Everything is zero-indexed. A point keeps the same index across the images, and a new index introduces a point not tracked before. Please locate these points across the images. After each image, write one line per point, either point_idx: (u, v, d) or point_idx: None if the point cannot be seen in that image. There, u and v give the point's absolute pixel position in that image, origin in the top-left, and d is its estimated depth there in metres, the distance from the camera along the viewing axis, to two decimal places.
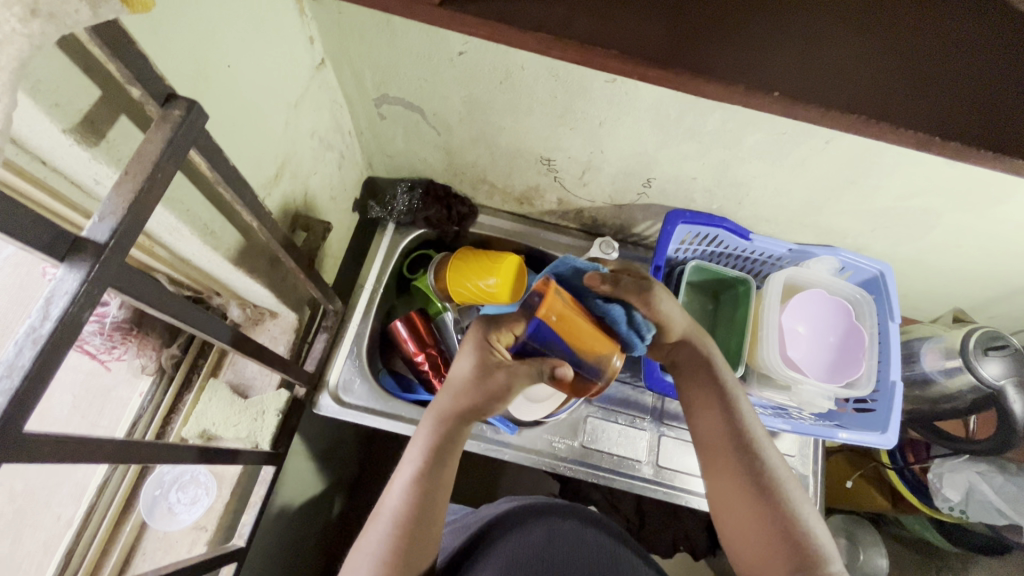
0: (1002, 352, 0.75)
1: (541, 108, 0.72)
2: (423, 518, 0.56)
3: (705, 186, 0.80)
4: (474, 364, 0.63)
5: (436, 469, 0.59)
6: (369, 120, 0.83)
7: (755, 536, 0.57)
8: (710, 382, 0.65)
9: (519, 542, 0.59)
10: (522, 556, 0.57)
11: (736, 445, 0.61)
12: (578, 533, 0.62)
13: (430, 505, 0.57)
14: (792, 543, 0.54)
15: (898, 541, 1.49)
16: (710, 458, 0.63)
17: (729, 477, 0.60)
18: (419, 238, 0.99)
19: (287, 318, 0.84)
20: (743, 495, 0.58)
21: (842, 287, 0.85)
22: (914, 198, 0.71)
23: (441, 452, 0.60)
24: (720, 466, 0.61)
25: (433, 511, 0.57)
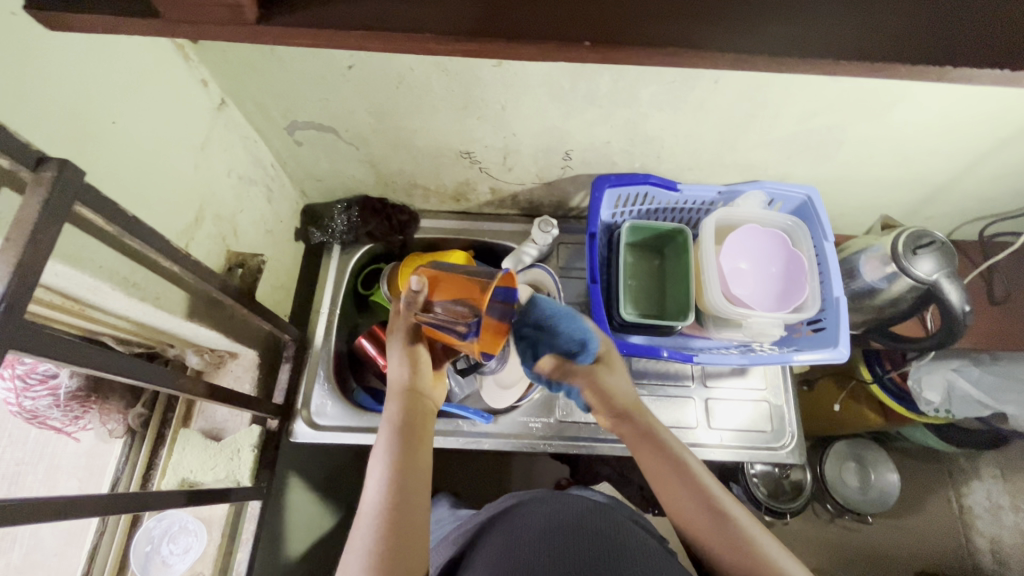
0: (931, 248, 0.78)
1: (443, 104, 0.74)
2: (405, 513, 0.54)
3: (621, 147, 0.82)
4: (405, 373, 0.66)
5: (409, 465, 0.58)
6: (288, 148, 0.85)
7: (703, 525, 0.57)
8: (655, 433, 0.64)
9: (522, 525, 0.62)
10: (513, 539, 0.60)
11: (660, 460, 0.62)
12: (567, 513, 0.64)
13: (410, 500, 0.55)
14: (723, 514, 0.57)
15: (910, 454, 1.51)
16: (657, 487, 0.62)
17: (676, 506, 0.60)
18: (367, 253, 1.02)
19: (249, 355, 0.85)
20: (690, 511, 0.58)
21: (774, 218, 0.88)
22: (814, 117, 0.73)
23: (408, 445, 0.60)
24: (663, 491, 0.61)
25: (413, 508, 0.55)
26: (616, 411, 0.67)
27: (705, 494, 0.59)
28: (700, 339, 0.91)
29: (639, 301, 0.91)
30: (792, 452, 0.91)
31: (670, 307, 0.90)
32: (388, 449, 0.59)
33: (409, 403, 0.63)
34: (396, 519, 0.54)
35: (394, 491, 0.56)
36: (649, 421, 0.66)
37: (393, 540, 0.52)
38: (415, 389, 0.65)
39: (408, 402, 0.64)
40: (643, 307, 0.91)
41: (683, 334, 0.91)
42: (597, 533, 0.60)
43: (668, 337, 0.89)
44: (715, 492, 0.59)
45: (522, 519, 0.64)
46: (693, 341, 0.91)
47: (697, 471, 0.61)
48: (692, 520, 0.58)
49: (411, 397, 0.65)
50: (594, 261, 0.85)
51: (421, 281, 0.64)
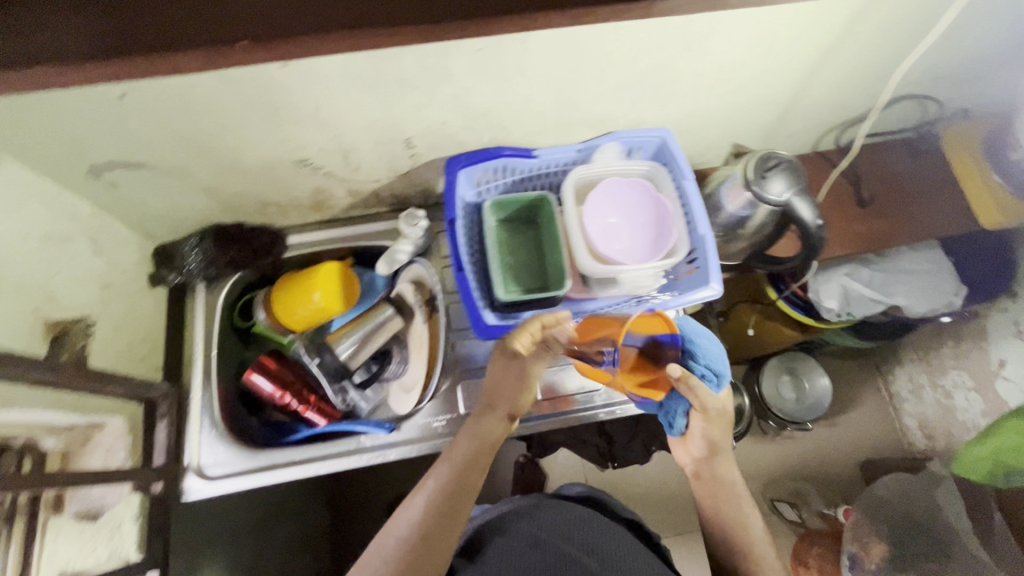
0: (778, 168, 0.78)
1: (250, 116, 0.68)
2: (446, 511, 0.67)
3: (462, 125, 0.78)
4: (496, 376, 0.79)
5: (464, 475, 0.70)
6: (105, 192, 0.77)
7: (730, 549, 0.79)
8: (721, 493, 0.81)
9: (549, 521, 0.76)
10: (543, 533, 0.74)
11: (725, 501, 0.80)
12: (552, 532, 0.74)
13: (454, 502, 0.68)
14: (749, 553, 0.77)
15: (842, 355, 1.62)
16: (707, 503, 0.82)
17: (725, 511, 0.80)
18: (238, 283, 0.96)
19: (118, 422, 0.77)
20: (731, 523, 0.79)
21: (635, 166, 0.87)
22: (639, 60, 0.71)
23: (471, 459, 0.72)
24: (715, 501, 0.81)
25: (453, 508, 0.67)
26: (697, 456, 0.83)
27: (745, 540, 0.78)
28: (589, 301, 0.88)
29: (520, 276, 0.89)
30: None
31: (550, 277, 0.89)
32: (454, 459, 0.72)
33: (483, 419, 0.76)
34: (439, 515, 0.66)
35: (442, 492, 0.69)
36: (729, 475, 0.81)
37: (428, 532, 0.65)
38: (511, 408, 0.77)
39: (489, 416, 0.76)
40: (525, 281, 0.89)
41: (571, 300, 0.90)
42: (572, 554, 0.70)
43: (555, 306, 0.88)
44: (749, 531, 0.78)
45: (548, 515, 0.77)
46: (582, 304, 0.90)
47: (743, 513, 0.79)
48: (719, 512, 0.81)
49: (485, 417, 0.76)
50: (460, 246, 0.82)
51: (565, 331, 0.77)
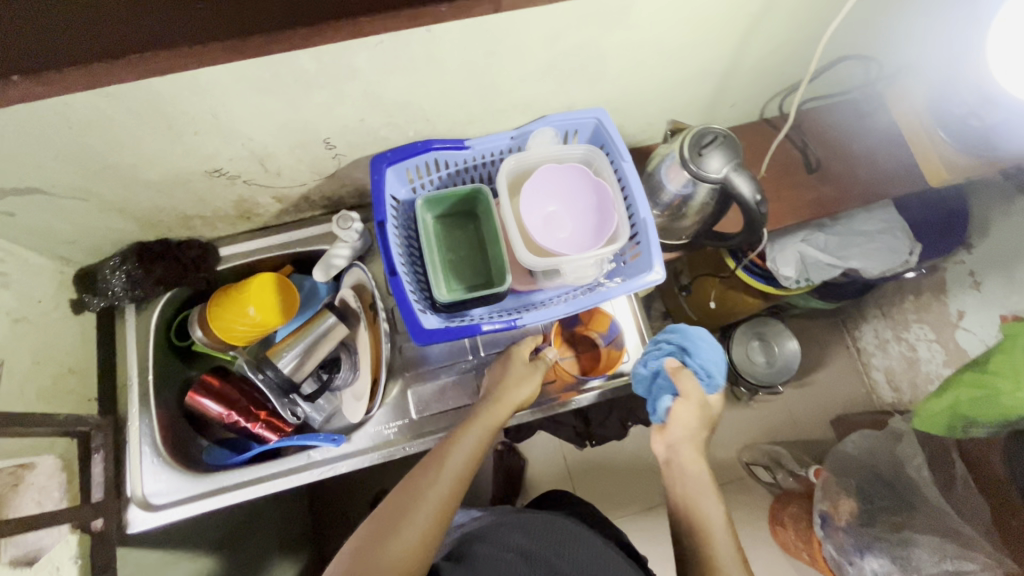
0: (714, 144, 0.76)
1: (143, 130, 0.63)
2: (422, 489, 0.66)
3: (381, 121, 0.74)
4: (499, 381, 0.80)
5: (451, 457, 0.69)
6: (2, 222, 0.72)
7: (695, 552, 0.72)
8: (695, 490, 0.76)
9: (533, 536, 0.77)
10: (524, 545, 0.75)
11: (699, 497, 0.75)
12: (539, 542, 0.76)
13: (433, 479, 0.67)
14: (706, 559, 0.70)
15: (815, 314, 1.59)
16: (686, 501, 0.76)
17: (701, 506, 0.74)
18: (173, 300, 0.92)
19: (49, 460, 0.74)
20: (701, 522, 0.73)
21: (572, 151, 0.84)
22: (558, 40, 0.67)
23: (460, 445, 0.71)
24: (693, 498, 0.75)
25: (431, 487, 0.66)
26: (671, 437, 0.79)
27: (712, 542, 0.71)
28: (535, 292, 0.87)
29: (462, 274, 0.86)
30: None
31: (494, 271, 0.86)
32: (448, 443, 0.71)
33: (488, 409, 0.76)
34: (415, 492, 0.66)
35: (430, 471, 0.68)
36: (692, 473, 0.77)
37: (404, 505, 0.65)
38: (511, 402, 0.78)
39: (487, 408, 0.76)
40: (469, 278, 0.86)
41: (517, 293, 0.87)
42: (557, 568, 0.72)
43: (499, 302, 0.85)
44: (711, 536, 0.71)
45: (531, 527, 0.79)
46: (529, 297, 0.88)
47: (710, 520, 0.73)
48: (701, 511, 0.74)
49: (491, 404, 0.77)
50: (395, 250, 0.79)
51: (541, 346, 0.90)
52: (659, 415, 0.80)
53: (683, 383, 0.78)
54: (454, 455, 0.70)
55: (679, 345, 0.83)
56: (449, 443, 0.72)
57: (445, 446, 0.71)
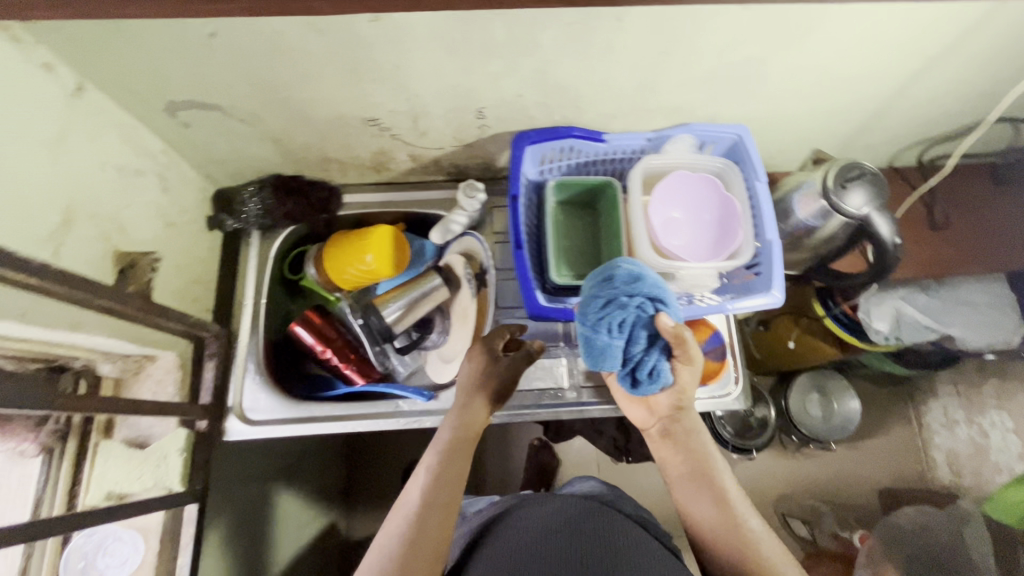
0: (861, 179, 0.74)
1: (329, 69, 0.67)
2: (436, 492, 0.62)
3: (535, 100, 0.76)
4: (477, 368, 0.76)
5: (450, 460, 0.65)
6: (176, 131, 0.77)
7: (710, 528, 0.65)
8: (705, 474, 0.67)
9: (533, 524, 0.70)
10: (530, 538, 0.67)
11: (704, 477, 0.67)
12: (546, 532, 0.67)
13: (451, 478, 0.64)
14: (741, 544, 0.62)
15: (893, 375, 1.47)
16: (692, 509, 0.67)
17: (707, 515, 0.65)
18: (292, 234, 0.97)
19: (169, 357, 0.80)
20: (707, 508, 0.65)
21: (706, 162, 0.84)
22: (732, 50, 0.68)
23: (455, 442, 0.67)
24: (703, 514, 0.66)
25: (445, 488, 0.62)
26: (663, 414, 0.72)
27: (748, 537, 0.62)
28: None
29: (573, 262, 0.88)
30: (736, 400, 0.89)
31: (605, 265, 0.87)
32: (441, 440, 0.68)
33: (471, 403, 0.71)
34: (435, 488, 0.62)
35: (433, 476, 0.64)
36: (711, 462, 0.68)
37: (426, 516, 0.60)
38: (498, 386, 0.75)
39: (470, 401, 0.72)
40: (578, 267, 0.88)
41: (622, 290, 0.89)
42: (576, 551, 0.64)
43: None
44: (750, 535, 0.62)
45: (528, 518, 0.72)
46: None
47: (744, 516, 0.64)
48: (706, 517, 0.66)
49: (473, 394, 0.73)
50: (520, 225, 0.81)
51: None
52: (657, 385, 0.67)
53: (686, 347, 0.64)
54: (444, 478, 0.63)
55: (652, 296, 0.64)
56: (430, 466, 0.65)
57: (429, 470, 0.65)
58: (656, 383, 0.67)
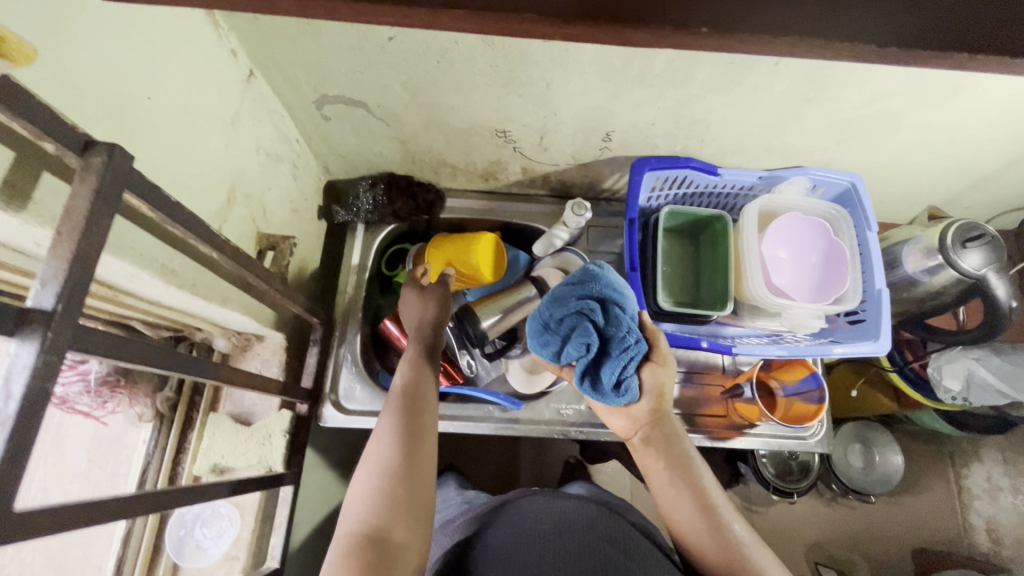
0: (980, 241, 0.76)
1: (484, 81, 0.70)
2: (400, 498, 0.55)
3: (665, 129, 0.78)
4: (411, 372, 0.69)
5: (404, 455, 0.58)
6: (314, 123, 0.80)
7: (709, 548, 0.57)
8: (681, 478, 0.61)
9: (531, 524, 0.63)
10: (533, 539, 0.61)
11: (683, 480, 0.61)
12: (553, 533, 0.61)
13: (406, 484, 0.56)
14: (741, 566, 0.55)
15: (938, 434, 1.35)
16: (677, 524, 0.61)
17: (694, 531, 0.59)
18: (392, 233, 0.98)
19: (275, 339, 0.83)
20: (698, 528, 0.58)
21: (817, 206, 0.85)
22: (874, 103, 0.70)
23: (408, 434, 0.60)
24: (687, 525, 0.59)
25: (403, 493, 0.55)
26: (641, 420, 0.67)
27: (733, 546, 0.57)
28: (733, 327, 0.89)
29: (672, 288, 0.89)
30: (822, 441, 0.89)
31: (705, 295, 0.88)
32: (388, 433, 0.60)
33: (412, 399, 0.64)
34: (389, 495, 0.55)
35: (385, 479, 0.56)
36: (697, 470, 0.62)
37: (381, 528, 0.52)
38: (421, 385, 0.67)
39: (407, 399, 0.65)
40: (677, 293, 0.89)
41: (716, 322, 0.90)
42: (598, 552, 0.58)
43: (702, 326, 0.88)
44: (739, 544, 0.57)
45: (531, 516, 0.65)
46: (725, 329, 0.90)
47: (727, 521, 0.58)
48: (699, 538, 0.58)
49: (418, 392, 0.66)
50: (632, 247, 0.83)
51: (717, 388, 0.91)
52: (625, 397, 0.64)
53: (659, 345, 0.66)
54: (409, 458, 0.58)
55: (606, 296, 0.65)
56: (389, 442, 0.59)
57: (388, 450, 0.59)
58: (624, 393, 0.64)
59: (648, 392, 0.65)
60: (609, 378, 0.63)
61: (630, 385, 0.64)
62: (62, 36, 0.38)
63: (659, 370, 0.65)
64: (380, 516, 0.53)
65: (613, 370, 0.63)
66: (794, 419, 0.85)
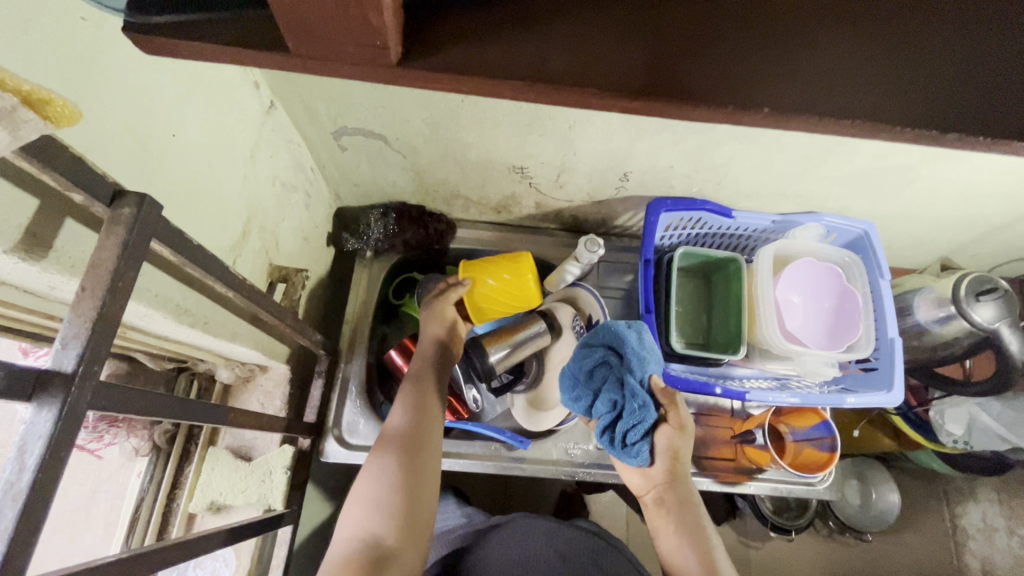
0: (994, 294, 0.76)
1: (507, 121, 0.69)
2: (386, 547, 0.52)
3: (683, 172, 0.78)
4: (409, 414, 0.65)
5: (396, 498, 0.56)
6: (330, 152, 0.79)
7: None
8: (689, 542, 0.59)
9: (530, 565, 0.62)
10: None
11: (689, 547, 0.58)
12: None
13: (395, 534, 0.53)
14: None
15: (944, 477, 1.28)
16: None
17: None
18: (400, 261, 0.96)
19: (279, 369, 0.80)
20: None
21: (829, 252, 0.86)
22: (892, 157, 0.71)
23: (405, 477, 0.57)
24: None
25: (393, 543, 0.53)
26: (657, 481, 0.64)
27: None
28: (743, 369, 0.87)
29: (684, 328, 0.89)
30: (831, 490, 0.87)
31: (716, 337, 0.88)
32: (384, 475, 0.57)
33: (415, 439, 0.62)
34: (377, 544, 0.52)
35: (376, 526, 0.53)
36: (705, 536, 0.59)
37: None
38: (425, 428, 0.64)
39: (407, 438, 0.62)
40: (688, 334, 0.88)
41: (727, 363, 0.88)
42: None
43: (713, 368, 0.86)
44: None
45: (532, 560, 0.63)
46: (736, 371, 0.88)
47: None
48: None
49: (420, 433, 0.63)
50: (645, 288, 0.82)
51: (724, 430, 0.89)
52: (632, 459, 0.64)
53: (679, 412, 0.63)
54: (395, 512, 0.54)
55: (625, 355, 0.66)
56: (375, 494, 0.56)
57: (375, 498, 0.56)
58: (631, 454, 0.64)
59: (663, 455, 0.63)
60: (619, 435, 0.64)
61: (639, 447, 0.63)
62: (94, 79, 0.36)
63: (679, 437, 0.63)
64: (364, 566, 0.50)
65: (621, 429, 0.63)
66: (804, 467, 0.85)
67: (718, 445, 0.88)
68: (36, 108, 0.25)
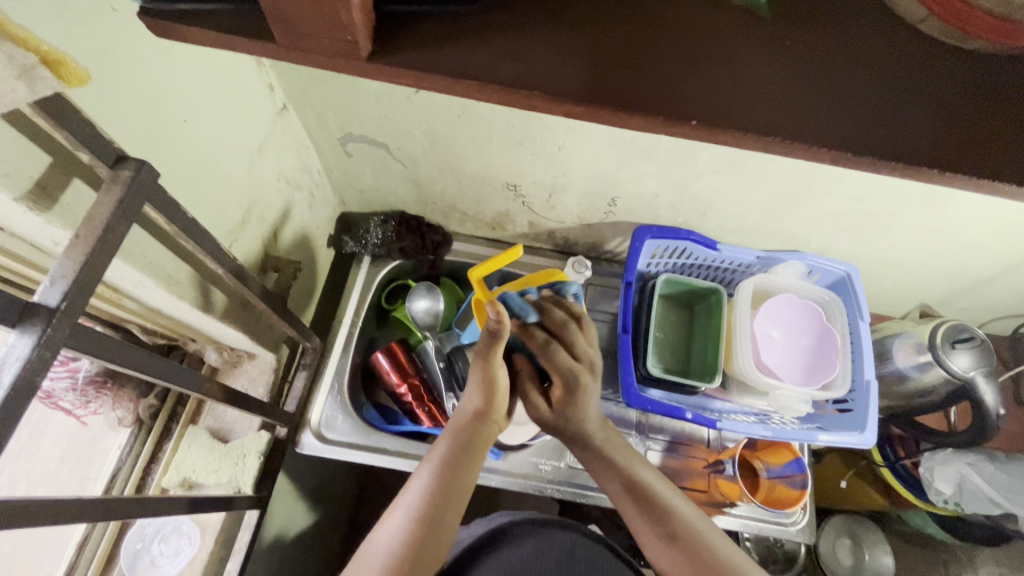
0: (970, 344, 0.76)
1: (500, 138, 0.74)
2: (432, 532, 0.55)
3: (668, 201, 0.82)
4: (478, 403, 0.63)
5: (447, 483, 0.58)
6: (337, 157, 0.84)
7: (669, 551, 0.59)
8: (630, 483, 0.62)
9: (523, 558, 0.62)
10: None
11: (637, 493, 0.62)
12: None
13: (439, 520, 0.56)
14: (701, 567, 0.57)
15: (941, 545, 1.20)
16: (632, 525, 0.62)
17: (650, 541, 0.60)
18: (397, 268, 0.99)
19: (266, 358, 0.84)
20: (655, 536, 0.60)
21: (811, 291, 0.87)
22: (867, 201, 0.73)
23: (453, 462, 0.59)
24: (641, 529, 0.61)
25: (439, 529, 0.55)
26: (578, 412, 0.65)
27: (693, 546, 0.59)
28: (721, 402, 0.87)
29: (664, 354, 0.89)
30: (802, 530, 0.85)
31: (695, 365, 0.88)
32: (436, 461, 0.59)
33: (470, 426, 0.62)
34: (423, 533, 0.54)
35: (426, 507, 0.56)
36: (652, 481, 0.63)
37: (411, 560, 0.53)
38: (485, 414, 0.63)
39: (470, 423, 0.62)
40: (667, 361, 0.89)
41: (705, 394, 0.88)
42: None
43: (690, 397, 0.86)
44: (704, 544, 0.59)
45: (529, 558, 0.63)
46: (714, 403, 0.87)
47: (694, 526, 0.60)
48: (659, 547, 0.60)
49: (481, 422, 0.63)
50: (625, 309, 0.84)
51: (701, 460, 0.89)
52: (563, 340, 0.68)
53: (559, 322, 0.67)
54: (443, 496, 0.57)
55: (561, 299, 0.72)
56: (409, 510, 0.56)
57: (426, 481, 0.57)
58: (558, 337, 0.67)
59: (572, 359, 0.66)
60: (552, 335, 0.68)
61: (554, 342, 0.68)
62: (115, 63, 0.41)
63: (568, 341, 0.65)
64: (411, 548, 0.54)
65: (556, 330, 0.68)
66: (776, 502, 0.83)
67: (693, 474, 0.87)
68: (51, 67, 0.30)
